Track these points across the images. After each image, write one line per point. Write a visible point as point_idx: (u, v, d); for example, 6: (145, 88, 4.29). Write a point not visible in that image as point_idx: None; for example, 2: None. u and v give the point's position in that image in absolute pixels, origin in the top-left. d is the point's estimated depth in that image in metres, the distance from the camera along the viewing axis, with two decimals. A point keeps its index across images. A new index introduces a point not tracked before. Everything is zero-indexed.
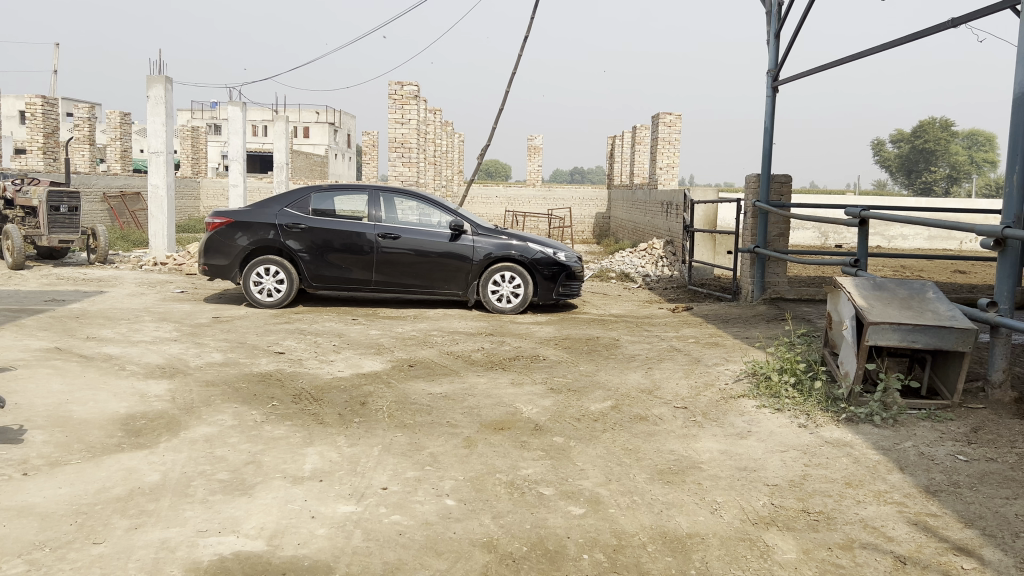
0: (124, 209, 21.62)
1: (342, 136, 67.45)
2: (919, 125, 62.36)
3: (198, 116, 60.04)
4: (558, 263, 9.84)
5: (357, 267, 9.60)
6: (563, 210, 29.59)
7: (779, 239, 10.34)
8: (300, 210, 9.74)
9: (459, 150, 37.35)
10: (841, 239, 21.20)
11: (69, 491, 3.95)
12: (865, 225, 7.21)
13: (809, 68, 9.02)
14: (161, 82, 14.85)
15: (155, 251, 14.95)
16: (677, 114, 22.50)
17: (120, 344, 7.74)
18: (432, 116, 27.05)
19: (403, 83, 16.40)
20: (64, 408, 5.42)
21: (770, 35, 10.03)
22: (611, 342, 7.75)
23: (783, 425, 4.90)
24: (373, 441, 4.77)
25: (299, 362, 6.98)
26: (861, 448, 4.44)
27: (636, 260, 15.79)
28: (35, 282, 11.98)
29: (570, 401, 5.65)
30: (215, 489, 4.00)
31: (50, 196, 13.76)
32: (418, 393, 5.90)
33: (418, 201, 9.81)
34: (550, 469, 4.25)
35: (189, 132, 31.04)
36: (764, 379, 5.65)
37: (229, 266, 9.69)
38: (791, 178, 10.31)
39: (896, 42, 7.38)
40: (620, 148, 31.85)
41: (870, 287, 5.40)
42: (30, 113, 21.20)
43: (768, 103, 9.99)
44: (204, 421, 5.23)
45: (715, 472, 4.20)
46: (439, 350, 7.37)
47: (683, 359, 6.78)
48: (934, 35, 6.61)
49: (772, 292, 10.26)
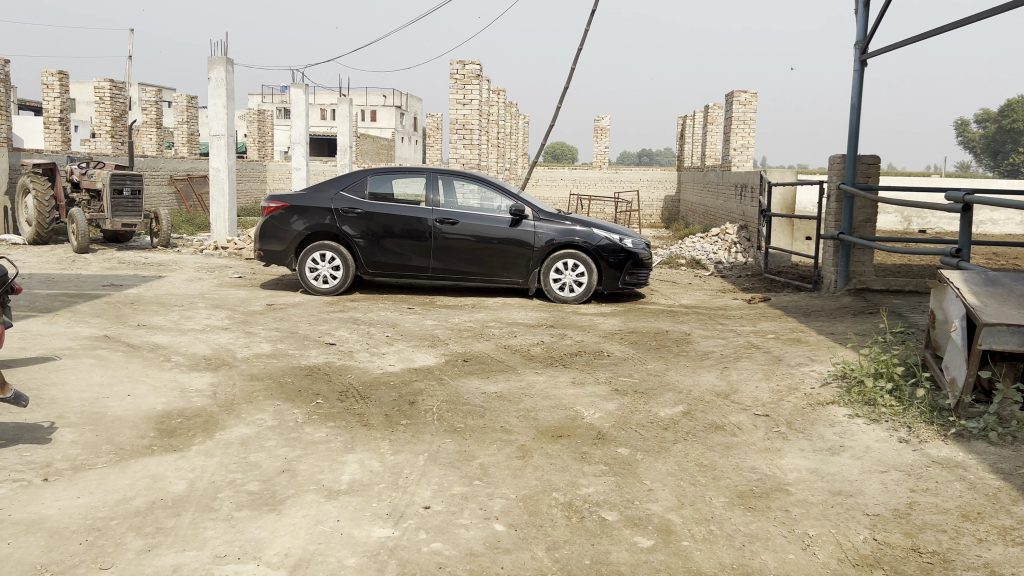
0: (191, 192, 21.73)
1: (409, 119, 67.61)
2: (1006, 103, 59.04)
3: (269, 100, 60.88)
4: (624, 250, 9.25)
5: (415, 254, 9.23)
6: (631, 193, 28.83)
7: (865, 225, 9.59)
8: (357, 194, 9.39)
9: (524, 132, 36.83)
10: (926, 224, 20.11)
11: (86, 502, 3.63)
12: (968, 210, 6.45)
13: (904, 39, 8.20)
14: (223, 64, 14.66)
15: (217, 234, 14.86)
16: (753, 92, 21.66)
17: (169, 332, 7.50)
18: (496, 96, 26.61)
19: (466, 62, 15.88)
20: (100, 404, 5.14)
21: (858, 4, 9.24)
22: (681, 336, 7.19)
23: (880, 439, 4.31)
24: (419, 449, 4.34)
25: (349, 355, 6.62)
26: (976, 471, 3.83)
27: (708, 246, 15.08)
28: (97, 266, 11.94)
29: (636, 404, 5.14)
30: (242, 503, 3.62)
31: (113, 179, 13.71)
32: (472, 392, 5.46)
33: (478, 183, 9.37)
34: (614, 489, 3.76)
35: (255, 116, 31.19)
36: (857, 384, 5.05)
37: (284, 252, 9.42)
38: (879, 160, 9.55)
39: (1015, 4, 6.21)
40: (692, 128, 30.86)
41: (981, 283, 4.73)
42: (99, 98, 21.39)
43: (855, 79, 9.21)
44: (243, 421, 4.89)
45: (805, 497, 3.65)
46: (496, 344, 6.92)
47: (762, 358, 6.20)
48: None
49: (857, 282, 9.51)
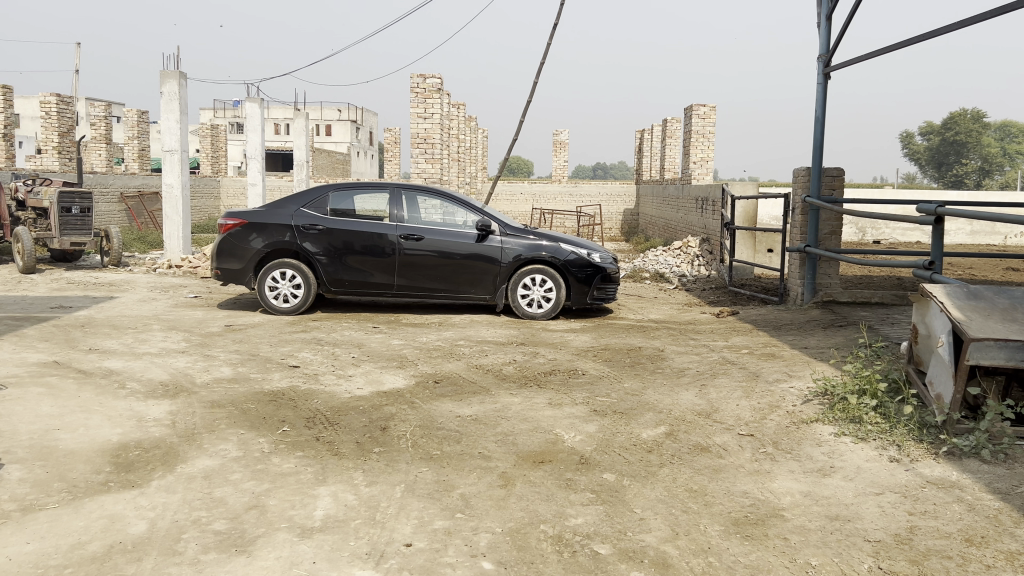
0: (142, 209, 21.20)
1: (365, 134, 67.15)
2: (950, 117, 60.69)
3: (221, 115, 59.97)
4: (592, 264, 9.12)
5: (379, 271, 8.99)
6: (590, 207, 28.88)
7: (831, 237, 9.60)
8: (318, 210, 9.13)
9: (483, 146, 36.80)
10: (880, 235, 20.42)
11: (36, 548, 3.34)
12: (941, 222, 6.41)
13: (866, 53, 8.23)
14: (176, 77, 14.28)
15: (170, 252, 14.43)
16: (712, 106, 21.83)
17: (123, 357, 7.17)
18: (455, 110, 26.46)
19: (426, 75, 15.71)
20: (50, 437, 4.82)
21: (821, 17, 9.28)
22: (655, 353, 7.07)
23: (870, 459, 4.22)
24: (395, 479, 4.12)
25: (315, 378, 6.36)
26: (973, 491, 3.74)
27: (671, 259, 15.07)
28: (45, 287, 11.47)
29: (617, 426, 4.97)
30: (209, 545, 3.37)
31: (61, 197, 13.23)
32: (445, 416, 5.25)
33: (442, 199, 9.18)
34: (604, 519, 3.58)
35: (208, 130, 30.62)
36: (840, 401, 4.96)
37: (242, 270, 9.11)
38: (843, 172, 9.57)
39: (971, 20, 6.23)
40: (650, 142, 31.08)
41: (964, 297, 4.67)
42: (45, 113, 20.77)
43: (819, 92, 9.24)
44: (206, 452, 4.62)
45: (803, 523, 3.52)
46: (467, 364, 6.72)
47: (740, 375, 6.09)
48: (999, 17, 5.84)
49: (824, 294, 9.51)
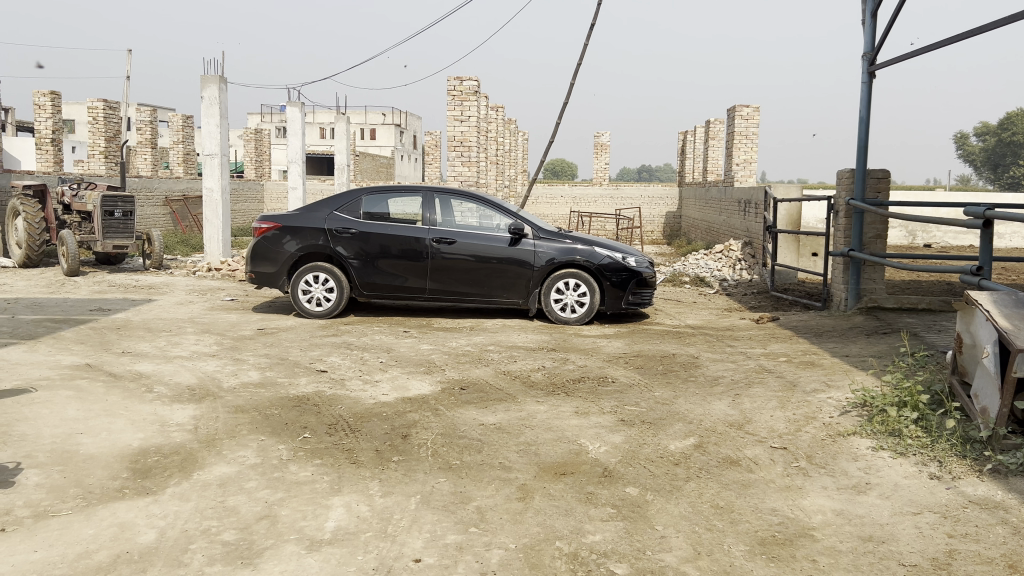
0: (187, 213, 21.52)
1: (408, 137, 67.55)
2: (1007, 117, 58.95)
3: (267, 120, 60.83)
4: (627, 269, 8.94)
5: (411, 275, 8.92)
6: (631, 210, 28.62)
7: (876, 241, 9.29)
8: (351, 214, 9.10)
9: (524, 149, 36.77)
10: (931, 239, 19.85)
11: (43, 556, 3.30)
12: (990, 226, 6.14)
13: (913, 51, 7.95)
14: (216, 82, 14.42)
15: (211, 255, 14.55)
16: (755, 107, 21.42)
17: (154, 360, 7.20)
18: (494, 113, 26.44)
19: (463, 78, 15.66)
20: (72, 441, 4.82)
21: (866, 15, 8.99)
22: (688, 360, 6.88)
23: (909, 476, 4.00)
24: (410, 490, 4.01)
25: (341, 383, 6.30)
26: (1018, 513, 3.51)
27: (711, 263, 14.78)
28: (86, 290, 11.64)
29: (644, 437, 4.81)
30: (215, 556, 3.30)
31: (104, 201, 13.42)
32: (469, 424, 5.14)
33: (476, 202, 9.08)
34: (623, 536, 3.43)
35: (251, 134, 31.01)
36: (880, 414, 4.74)
37: (276, 274, 9.11)
38: (889, 174, 9.27)
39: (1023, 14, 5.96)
40: (694, 144, 30.70)
41: (1012, 305, 4.42)
42: (93, 118, 21.21)
43: (864, 91, 8.94)
44: (225, 459, 4.57)
45: (834, 544, 3.33)
46: (495, 370, 6.59)
47: (775, 384, 5.87)
48: None
49: (868, 300, 9.20)
